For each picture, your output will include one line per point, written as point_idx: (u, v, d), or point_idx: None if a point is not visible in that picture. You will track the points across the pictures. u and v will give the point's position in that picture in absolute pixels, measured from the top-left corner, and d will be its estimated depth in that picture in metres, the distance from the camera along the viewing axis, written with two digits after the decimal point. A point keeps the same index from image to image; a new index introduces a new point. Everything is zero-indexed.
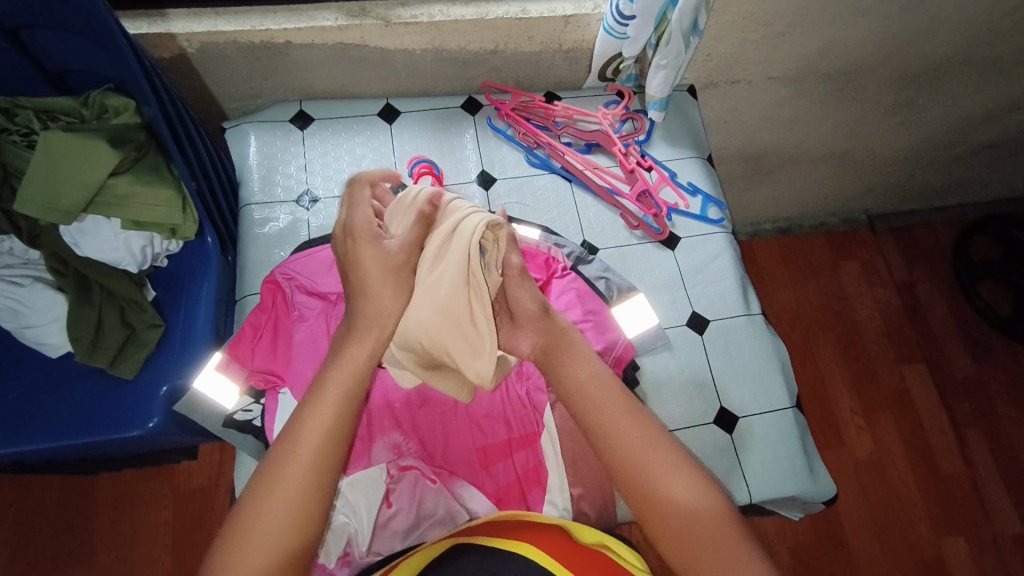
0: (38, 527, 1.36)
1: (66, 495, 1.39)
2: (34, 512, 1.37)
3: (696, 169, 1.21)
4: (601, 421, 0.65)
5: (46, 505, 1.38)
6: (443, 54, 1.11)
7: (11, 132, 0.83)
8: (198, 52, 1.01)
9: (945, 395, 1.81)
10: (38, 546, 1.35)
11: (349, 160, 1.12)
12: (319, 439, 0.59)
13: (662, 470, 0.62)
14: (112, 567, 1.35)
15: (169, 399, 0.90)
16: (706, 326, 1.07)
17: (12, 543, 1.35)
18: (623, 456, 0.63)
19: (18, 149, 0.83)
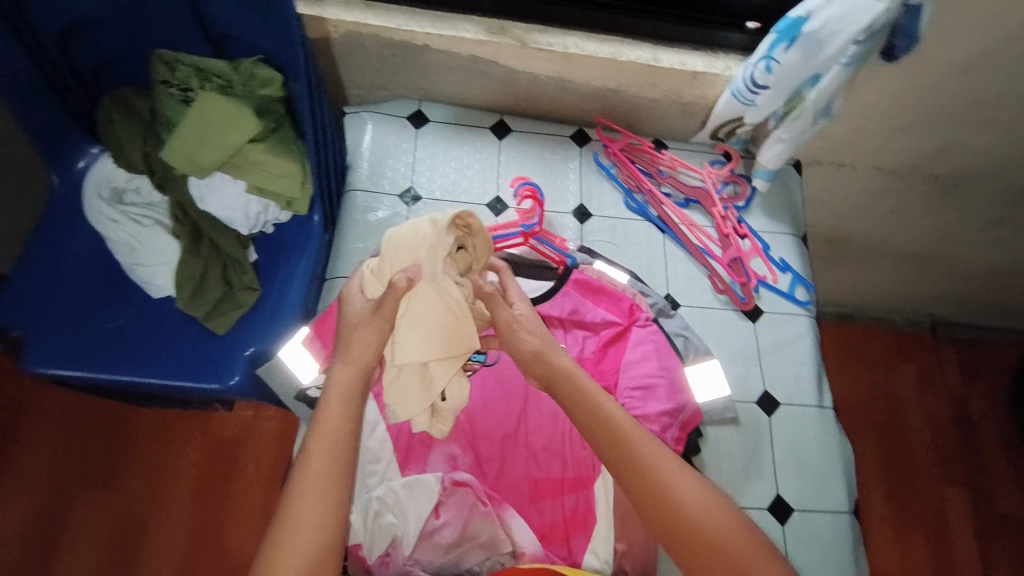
0: (79, 444, 1.40)
1: (108, 419, 1.42)
2: (76, 428, 1.41)
3: (790, 247, 1.18)
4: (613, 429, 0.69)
5: (89, 424, 1.42)
6: (568, 84, 1.11)
7: (170, 85, 0.87)
8: (341, 38, 1.04)
9: (983, 524, 1.72)
10: (75, 462, 1.39)
11: (455, 167, 1.14)
12: (326, 451, 0.65)
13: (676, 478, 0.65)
14: (137, 498, 1.38)
15: (252, 362, 0.92)
16: (774, 408, 1.05)
17: (52, 454, 1.39)
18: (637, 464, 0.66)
19: (173, 101, 0.87)
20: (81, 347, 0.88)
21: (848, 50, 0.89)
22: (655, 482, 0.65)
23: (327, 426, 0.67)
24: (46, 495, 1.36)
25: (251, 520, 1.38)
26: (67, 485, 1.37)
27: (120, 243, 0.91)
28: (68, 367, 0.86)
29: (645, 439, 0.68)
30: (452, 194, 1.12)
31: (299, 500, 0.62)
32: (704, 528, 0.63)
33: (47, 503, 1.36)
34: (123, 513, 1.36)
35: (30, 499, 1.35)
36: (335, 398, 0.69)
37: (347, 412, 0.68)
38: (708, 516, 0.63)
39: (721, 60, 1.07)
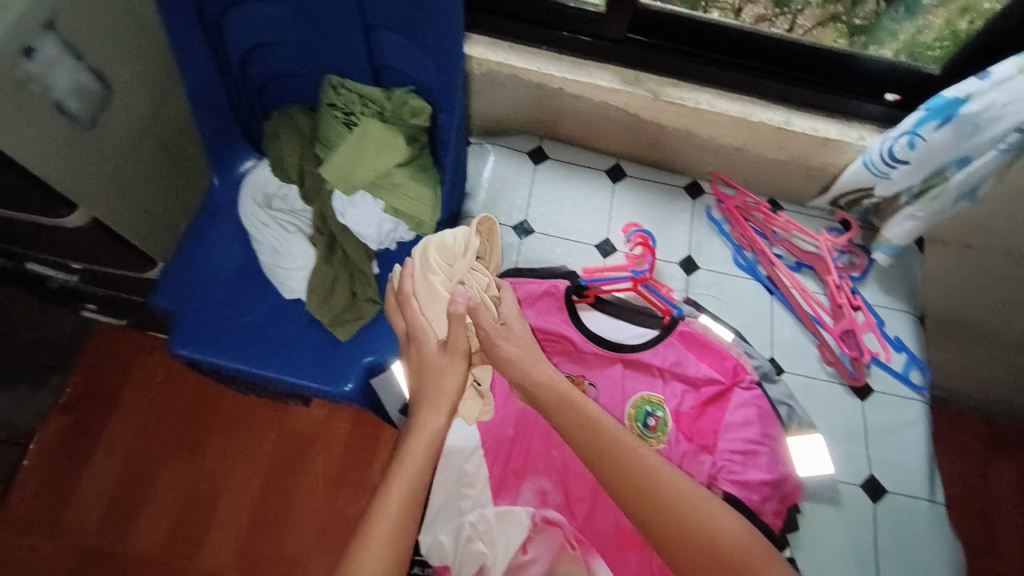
0: (166, 413, 1.39)
1: (194, 395, 1.41)
2: (163, 400, 1.40)
3: (907, 326, 1.13)
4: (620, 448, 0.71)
5: (176, 398, 1.40)
6: (692, 138, 1.13)
7: (336, 108, 0.95)
8: (482, 75, 1.09)
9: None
10: (158, 433, 1.37)
11: (569, 205, 1.17)
12: (405, 493, 0.72)
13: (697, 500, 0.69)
14: (211, 478, 1.34)
15: (368, 370, 0.97)
16: (880, 494, 1.00)
17: (139, 424, 1.37)
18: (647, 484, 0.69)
19: (337, 123, 0.95)
20: (223, 337, 0.96)
21: (1008, 137, 0.86)
22: (658, 491, 0.69)
23: (407, 465, 0.74)
24: (128, 463, 1.34)
25: (314, 517, 1.33)
26: (148, 456, 1.35)
27: (265, 245, 0.99)
28: (207, 352, 0.95)
29: (649, 454, 0.71)
30: (563, 231, 1.15)
31: (380, 530, 0.70)
32: (713, 534, 0.67)
33: (128, 471, 1.34)
34: (196, 491, 1.33)
35: (113, 465, 1.34)
36: (418, 441, 0.76)
37: (428, 455, 0.75)
38: (716, 522, 0.68)
39: (855, 129, 1.06)
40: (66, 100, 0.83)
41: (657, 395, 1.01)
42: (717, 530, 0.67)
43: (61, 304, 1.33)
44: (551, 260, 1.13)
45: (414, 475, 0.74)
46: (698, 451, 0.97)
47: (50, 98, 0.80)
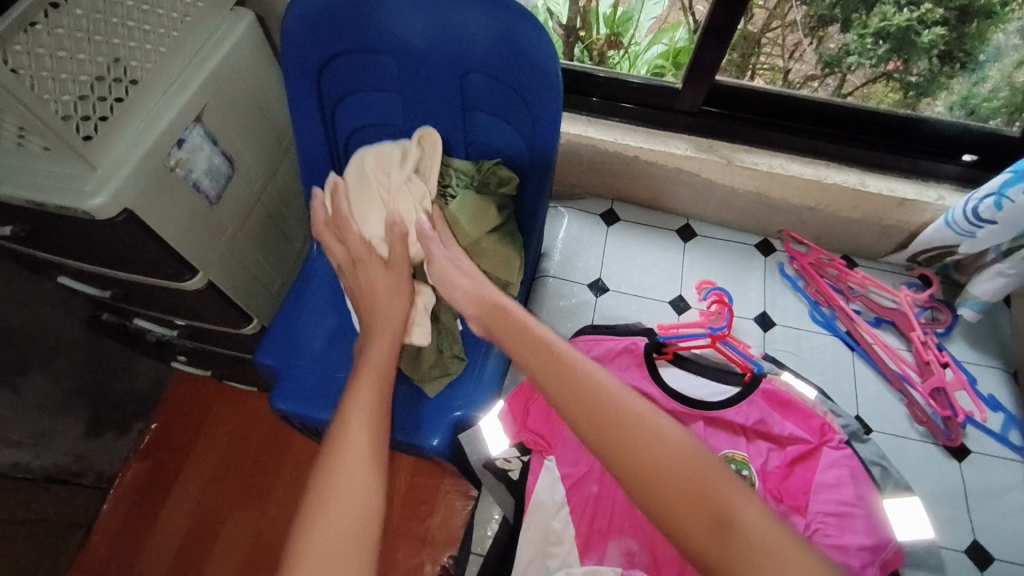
0: (235, 464, 1.37)
1: (264, 440, 1.40)
2: (235, 444, 1.40)
3: (1000, 382, 1.10)
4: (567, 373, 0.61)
5: (247, 442, 1.40)
6: (762, 198, 1.17)
7: None
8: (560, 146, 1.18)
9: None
10: (229, 477, 1.36)
11: (641, 264, 1.22)
12: (327, 492, 0.58)
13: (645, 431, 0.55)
14: (275, 524, 1.31)
15: (457, 425, 0.96)
16: (988, 563, 0.94)
17: (212, 466, 1.37)
18: (595, 408, 0.57)
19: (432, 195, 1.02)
20: (320, 392, 1.02)
21: None
22: (606, 417, 0.56)
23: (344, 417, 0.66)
24: (198, 506, 1.33)
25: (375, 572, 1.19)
26: (217, 501, 1.33)
27: None
28: (304, 407, 1.01)
29: (594, 376, 0.60)
30: (636, 288, 1.19)
31: (316, 488, 0.59)
32: (689, 469, 0.53)
33: (196, 515, 1.32)
34: (260, 538, 1.30)
35: (184, 508, 1.32)
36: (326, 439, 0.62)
37: (376, 414, 0.66)
38: (685, 455, 0.53)
39: (932, 189, 1.09)
40: (203, 180, 0.95)
41: (742, 454, 1.00)
42: (690, 464, 0.53)
43: (155, 355, 1.35)
44: (626, 317, 1.16)
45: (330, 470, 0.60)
46: (790, 512, 0.96)
47: (191, 178, 0.92)
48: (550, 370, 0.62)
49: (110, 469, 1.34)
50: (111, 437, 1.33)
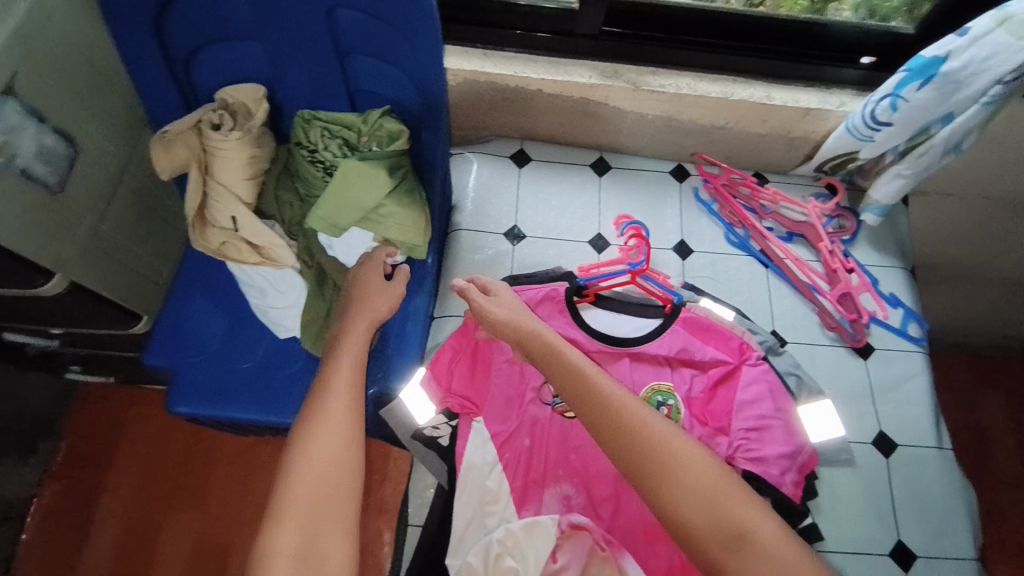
0: (161, 467, 1.28)
1: (190, 438, 1.31)
2: (159, 447, 1.30)
3: (900, 281, 1.16)
4: (642, 425, 0.71)
5: (172, 443, 1.30)
6: (672, 123, 1.13)
7: (303, 146, 0.93)
8: (458, 85, 1.09)
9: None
10: (156, 483, 1.27)
11: (556, 204, 1.17)
12: (307, 504, 0.69)
13: (709, 486, 0.67)
14: (217, 522, 1.25)
15: (377, 401, 0.97)
16: (892, 450, 1.02)
17: (135, 474, 1.28)
18: (672, 466, 0.68)
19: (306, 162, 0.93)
20: (223, 390, 0.94)
21: (991, 90, 0.87)
22: (677, 469, 0.68)
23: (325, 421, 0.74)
24: (127, 517, 1.25)
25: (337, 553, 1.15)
26: (147, 508, 1.25)
27: (253, 286, 0.97)
28: (206, 407, 0.93)
29: (662, 428, 0.71)
30: (553, 231, 1.15)
31: (300, 487, 0.69)
32: (707, 490, 0.67)
33: (127, 527, 1.24)
34: (203, 538, 1.24)
35: (111, 522, 1.24)
36: (312, 461, 0.71)
37: (352, 421, 0.76)
38: (706, 478, 0.68)
39: (835, 96, 1.08)
40: (33, 165, 0.79)
41: (667, 383, 1.03)
42: (707, 485, 0.67)
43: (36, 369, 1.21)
44: (544, 264, 1.12)
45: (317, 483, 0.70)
46: (713, 434, 0.99)
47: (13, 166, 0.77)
48: (630, 419, 0.72)
49: (16, 496, 1.22)
50: (12, 462, 1.22)
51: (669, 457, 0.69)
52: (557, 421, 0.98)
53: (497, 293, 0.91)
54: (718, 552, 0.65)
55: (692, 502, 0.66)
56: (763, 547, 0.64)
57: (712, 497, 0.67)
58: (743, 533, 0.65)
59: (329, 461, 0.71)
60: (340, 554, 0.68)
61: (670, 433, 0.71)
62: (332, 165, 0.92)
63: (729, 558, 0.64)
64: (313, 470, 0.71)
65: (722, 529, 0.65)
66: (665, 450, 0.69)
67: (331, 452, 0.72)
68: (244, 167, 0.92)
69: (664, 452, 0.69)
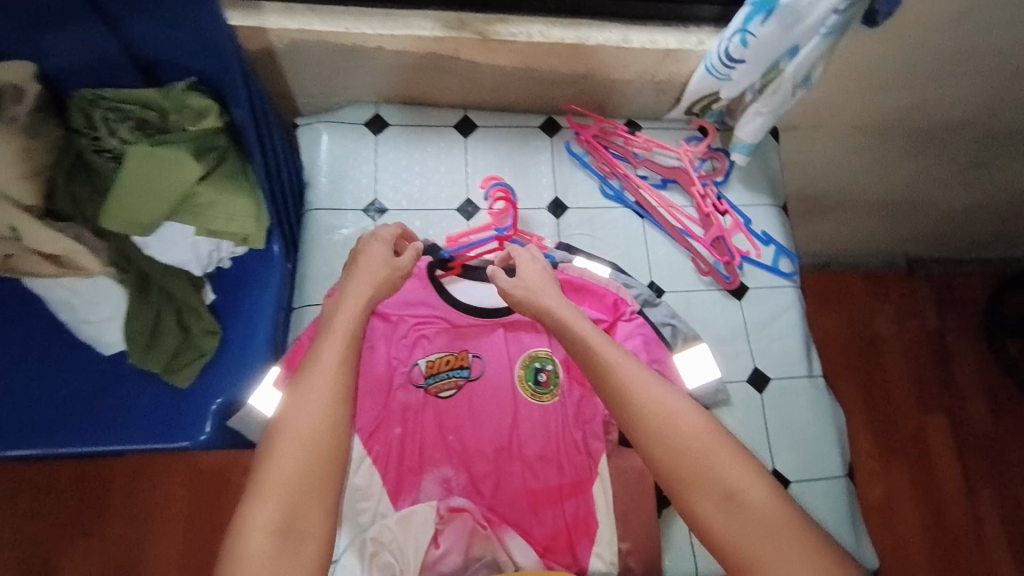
0: (47, 508, 1.21)
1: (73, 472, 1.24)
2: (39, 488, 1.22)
3: (772, 218, 1.16)
4: (640, 383, 0.65)
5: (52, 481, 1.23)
6: (533, 74, 1.05)
7: (87, 133, 0.81)
8: (286, 47, 0.94)
9: (959, 443, 1.81)
10: (46, 523, 1.20)
11: (420, 172, 1.09)
12: (289, 475, 0.58)
13: (713, 454, 0.61)
14: (122, 547, 1.21)
15: (222, 414, 0.88)
16: (766, 385, 1.06)
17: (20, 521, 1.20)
18: (673, 424, 0.62)
19: (94, 154, 0.82)
20: (44, 420, 0.85)
21: (829, 19, 0.84)
22: (679, 432, 0.62)
23: (317, 387, 0.63)
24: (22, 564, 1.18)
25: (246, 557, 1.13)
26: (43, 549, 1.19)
27: (58, 302, 0.85)
28: (11, 447, 0.81)
29: (659, 387, 0.65)
30: (419, 202, 1.07)
31: (281, 455, 0.59)
32: (695, 443, 0.61)
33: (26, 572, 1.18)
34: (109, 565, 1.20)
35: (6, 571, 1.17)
36: (298, 421, 0.60)
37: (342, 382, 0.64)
38: (694, 432, 0.62)
39: (694, 34, 1.02)
40: None
41: (544, 349, 0.99)
42: (696, 443, 0.61)
43: None
44: None
45: (299, 448, 0.59)
46: (591, 394, 0.97)
47: None
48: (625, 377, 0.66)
49: None
50: None
51: (667, 419, 0.63)
52: (431, 402, 0.96)
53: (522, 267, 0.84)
54: (708, 511, 0.59)
55: (675, 450, 0.61)
56: (756, 509, 0.58)
57: (715, 466, 0.60)
58: (735, 493, 0.59)
59: (314, 431, 0.61)
60: (321, 537, 0.58)
61: (660, 393, 0.65)
62: (121, 152, 0.82)
63: (719, 518, 0.58)
64: (295, 429, 0.60)
65: (710, 488, 0.59)
66: (641, 392, 0.65)
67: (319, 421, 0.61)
68: (13, 162, 0.76)
69: (661, 414, 0.63)
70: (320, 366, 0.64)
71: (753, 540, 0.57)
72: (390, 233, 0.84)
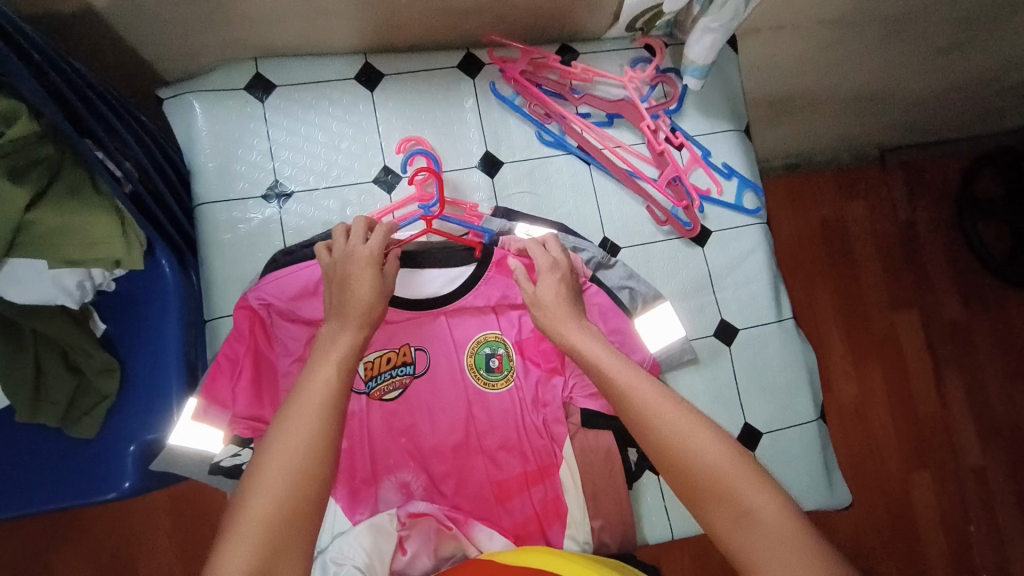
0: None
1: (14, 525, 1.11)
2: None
3: (732, 146, 1.04)
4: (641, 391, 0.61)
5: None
6: (436, 4, 0.86)
7: None
8: (110, 6, 0.74)
9: (929, 336, 1.83)
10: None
11: (324, 141, 0.93)
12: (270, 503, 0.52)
13: (719, 463, 0.56)
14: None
15: (142, 457, 0.78)
16: (734, 336, 0.99)
17: None
18: (674, 434, 0.57)
19: None
20: None
21: None
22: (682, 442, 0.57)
23: (302, 420, 0.56)
24: None
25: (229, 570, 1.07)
26: None
27: None
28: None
29: (659, 395, 0.61)
30: (328, 178, 0.92)
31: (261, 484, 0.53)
32: (705, 456, 0.56)
33: None
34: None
35: None
36: (290, 440, 0.55)
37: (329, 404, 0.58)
38: (702, 444, 0.57)
39: None
40: None
41: (494, 331, 0.91)
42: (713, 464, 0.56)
43: None
44: (324, 222, 0.92)
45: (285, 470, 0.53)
46: (549, 375, 0.90)
47: None
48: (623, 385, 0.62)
49: None
50: None
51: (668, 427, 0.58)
52: (374, 407, 0.87)
53: (538, 282, 0.75)
54: (724, 527, 0.54)
55: (684, 461, 0.56)
56: (776, 529, 0.52)
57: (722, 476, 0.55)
58: (753, 511, 0.54)
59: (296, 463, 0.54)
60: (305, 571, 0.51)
61: (675, 408, 0.59)
62: None
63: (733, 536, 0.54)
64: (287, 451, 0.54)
65: (725, 504, 0.55)
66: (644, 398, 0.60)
67: (304, 458, 0.54)
68: None
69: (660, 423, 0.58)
70: (307, 401, 0.58)
71: (772, 564, 0.51)
72: (374, 252, 0.69)
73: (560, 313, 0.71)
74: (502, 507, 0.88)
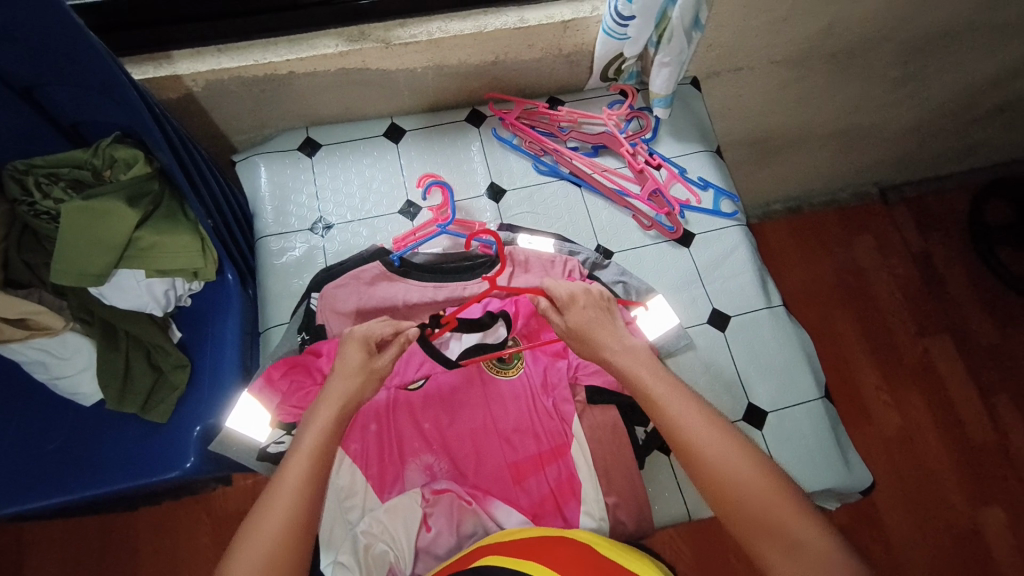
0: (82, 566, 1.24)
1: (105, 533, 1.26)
2: (77, 543, 1.25)
3: (706, 163, 1.19)
4: (690, 427, 0.66)
5: (87, 544, 1.25)
6: (444, 70, 1.11)
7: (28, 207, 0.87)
8: (203, 90, 1.00)
9: (961, 352, 1.80)
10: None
11: (359, 183, 1.13)
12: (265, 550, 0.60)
13: (769, 501, 0.62)
14: None
15: (204, 439, 0.92)
16: (727, 322, 1.08)
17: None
18: (721, 472, 0.63)
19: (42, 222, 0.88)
20: (37, 475, 0.88)
21: None
22: (732, 480, 0.63)
23: (280, 503, 0.63)
24: None
25: None
26: None
27: (34, 361, 0.88)
28: (9, 501, 0.86)
29: (705, 432, 0.66)
30: (361, 212, 1.12)
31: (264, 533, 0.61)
32: (751, 492, 0.62)
33: None
34: None
35: None
36: (275, 501, 0.63)
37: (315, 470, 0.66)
38: (750, 480, 0.63)
39: (586, 2, 1.08)
40: None
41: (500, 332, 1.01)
42: (763, 500, 0.62)
43: None
44: (359, 245, 1.09)
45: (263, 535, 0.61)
46: (554, 359, 1.03)
47: None
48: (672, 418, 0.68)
49: None
50: None
51: (719, 465, 0.64)
52: (399, 398, 0.98)
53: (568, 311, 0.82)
54: (771, 554, 0.61)
55: (733, 493, 0.62)
56: (818, 556, 0.59)
57: (768, 512, 0.61)
58: (799, 545, 0.60)
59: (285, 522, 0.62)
60: None
61: (725, 444, 0.65)
62: (58, 211, 0.87)
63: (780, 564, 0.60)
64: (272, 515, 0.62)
65: (772, 537, 0.61)
66: (692, 436, 0.66)
67: (279, 536, 0.61)
68: None
69: (709, 460, 0.64)
70: (285, 490, 0.64)
71: None
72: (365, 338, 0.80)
73: (602, 337, 0.78)
74: (519, 487, 0.94)
